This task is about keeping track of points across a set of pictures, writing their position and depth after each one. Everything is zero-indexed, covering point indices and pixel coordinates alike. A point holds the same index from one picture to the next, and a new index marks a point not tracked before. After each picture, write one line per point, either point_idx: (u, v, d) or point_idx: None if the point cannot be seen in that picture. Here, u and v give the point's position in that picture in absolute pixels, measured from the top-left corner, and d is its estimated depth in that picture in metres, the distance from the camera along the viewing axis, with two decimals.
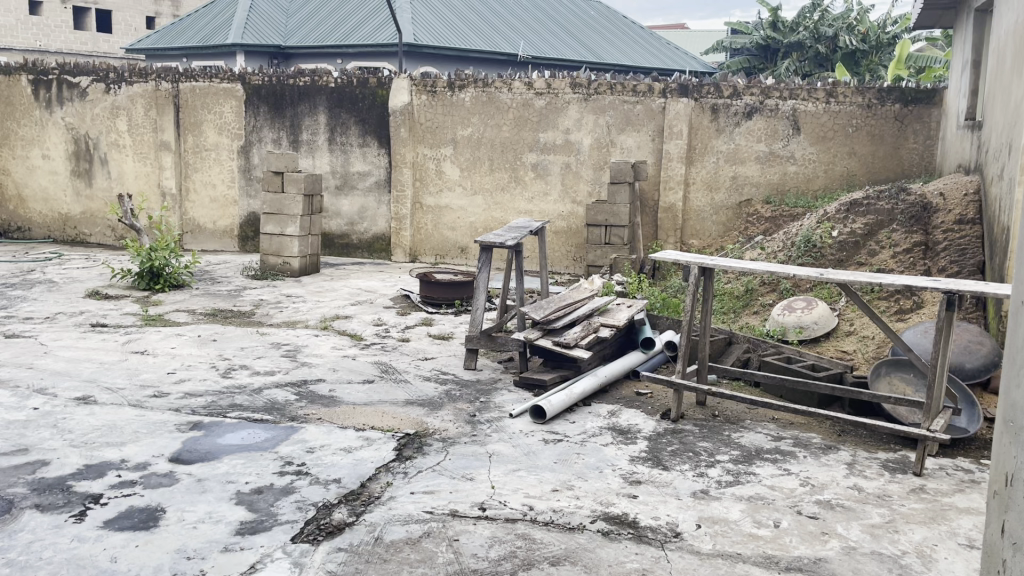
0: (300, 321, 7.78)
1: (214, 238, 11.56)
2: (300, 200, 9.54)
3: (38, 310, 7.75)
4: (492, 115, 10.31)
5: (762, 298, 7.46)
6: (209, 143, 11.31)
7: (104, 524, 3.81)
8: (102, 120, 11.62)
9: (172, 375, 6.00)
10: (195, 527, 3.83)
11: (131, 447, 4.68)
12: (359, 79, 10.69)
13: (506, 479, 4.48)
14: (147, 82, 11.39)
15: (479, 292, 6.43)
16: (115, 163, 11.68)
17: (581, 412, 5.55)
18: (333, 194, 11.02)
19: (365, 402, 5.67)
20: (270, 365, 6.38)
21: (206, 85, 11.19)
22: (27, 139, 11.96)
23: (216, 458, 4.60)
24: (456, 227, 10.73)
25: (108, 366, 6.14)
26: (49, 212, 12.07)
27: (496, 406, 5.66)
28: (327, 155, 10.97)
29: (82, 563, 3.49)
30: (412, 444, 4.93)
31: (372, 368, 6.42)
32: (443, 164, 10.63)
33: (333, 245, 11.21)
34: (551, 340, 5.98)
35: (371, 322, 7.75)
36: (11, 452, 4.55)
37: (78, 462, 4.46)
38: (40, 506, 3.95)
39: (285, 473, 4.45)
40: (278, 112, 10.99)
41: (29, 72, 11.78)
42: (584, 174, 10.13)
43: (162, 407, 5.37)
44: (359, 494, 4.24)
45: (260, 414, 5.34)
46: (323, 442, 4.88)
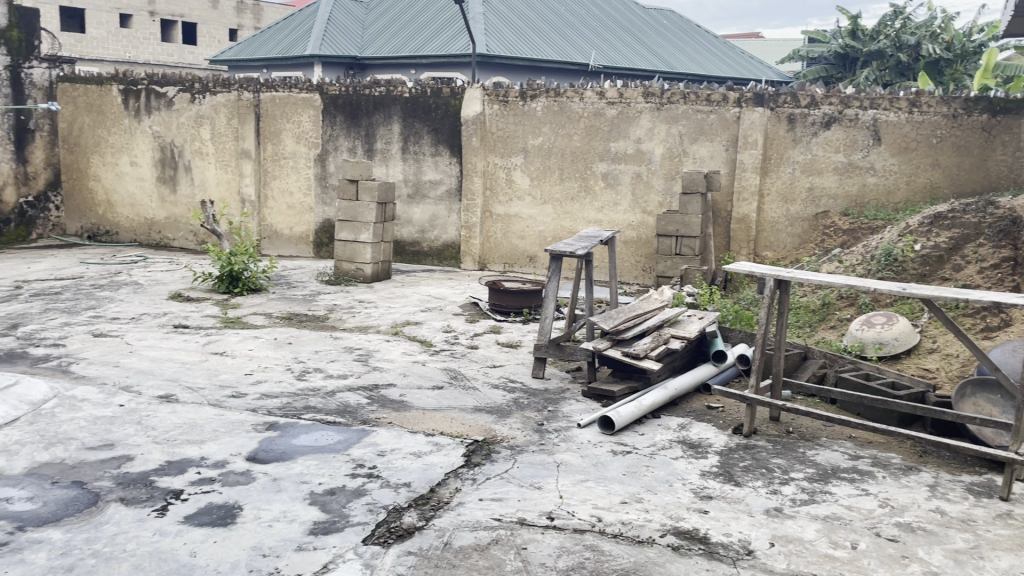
0: (372, 326, 7.91)
1: (290, 243, 11.85)
2: (374, 208, 9.69)
3: (123, 311, 8.06)
4: (563, 124, 10.34)
5: (840, 312, 7.27)
6: (287, 151, 11.61)
7: (183, 519, 3.93)
8: (187, 128, 12.06)
9: (250, 377, 6.17)
10: (270, 525, 3.93)
11: (210, 445, 4.82)
12: (433, 89, 10.82)
13: (574, 489, 4.46)
14: (230, 92, 11.77)
15: (549, 301, 6.41)
16: (198, 170, 12.11)
17: (650, 425, 5.49)
18: (405, 202, 11.19)
19: (435, 408, 5.73)
20: (342, 368, 6.51)
21: (286, 95, 11.49)
22: (116, 146, 12.46)
23: (291, 459, 4.70)
24: (525, 236, 10.77)
25: (189, 366, 6.35)
26: (135, 217, 12.55)
27: (564, 416, 5.65)
28: (400, 163, 11.14)
29: (164, 556, 3.61)
30: (479, 451, 4.95)
31: (441, 375, 6.47)
32: (513, 174, 10.70)
33: (404, 253, 11.35)
34: (620, 351, 5.93)
35: (439, 329, 7.82)
36: (98, 447, 4.73)
37: (161, 457, 4.62)
38: (125, 500, 4.11)
39: (357, 475, 4.52)
40: (353, 122, 11.21)
41: (120, 82, 12.30)
42: (655, 184, 10.03)
43: (240, 407, 5.52)
44: (428, 498, 4.29)
45: (332, 416, 5.44)
46: (394, 446, 4.95)
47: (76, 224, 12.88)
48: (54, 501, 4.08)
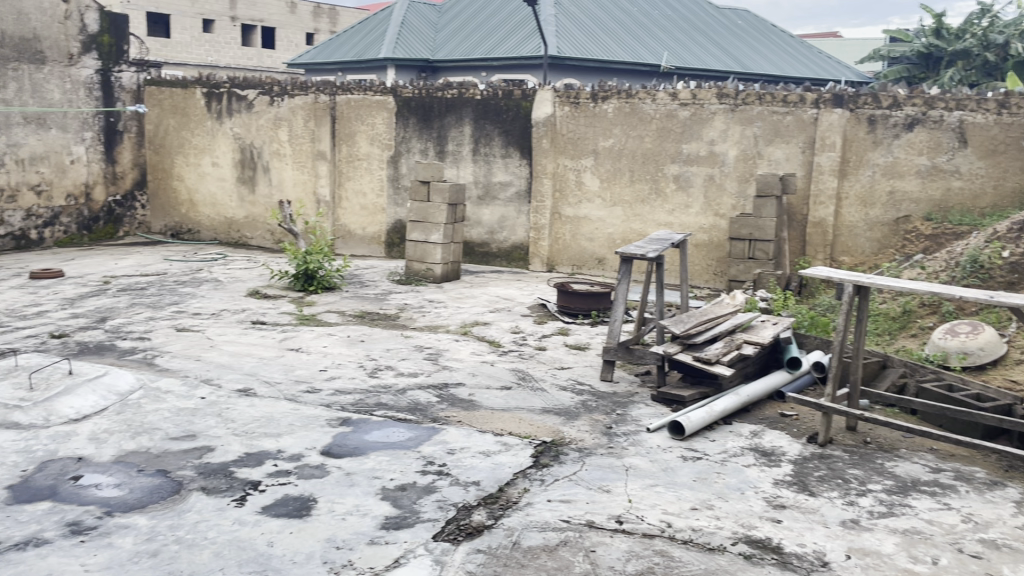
0: (442, 325, 8.00)
1: (363, 243, 12.06)
2: (445, 209, 9.79)
3: (205, 307, 8.34)
4: (635, 126, 10.27)
5: (921, 320, 7.05)
6: (362, 152, 11.82)
7: (261, 510, 4.05)
8: (266, 130, 12.40)
9: (323, 373, 6.32)
10: (343, 518, 4.01)
11: (286, 439, 4.95)
12: (504, 92, 10.88)
13: (644, 494, 4.42)
14: (307, 95, 12.06)
15: (618, 304, 6.38)
16: (276, 172, 12.44)
17: (721, 431, 5.41)
18: (474, 203, 11.26)
19: (504, 408, 5.76)
20: (413, 367, 6.60)
21: (361, 98, 11.71)
22: (199, 147, 12.89)
23: (363, 454, 4.79)
24: (594, 237, 10.72)
25: (266, 361, 6.53)
26: (216, 216, 12.96)
27: (633, 419, 5.60)
28: (470, 165, 11.23)
29: (242, 545, 3.72)
30: (548, 452, 4.96)
31: (510, 375, 6.50)
32: (583, 176, 10.67)
33: (473, 254, 11.43)
34: (691, 355, 5.85)
35: (508, 330, 7.86)
36: (181, 437, 4.91)
37: (240, 449, 4.76)
38: (206, 489, 4.25)
39: (427, 472, 4.58)
40: (426, 124, 11.36)
41: (203, 86, 12.73)
42: (728, 187, 9.88)
43: (314, 402, 5.66)
44: (497, 497, 4.32)
45: (403, 413, 5.53)
46: (463, 444, 4.99)
47: (161, 223, 13.37)
48: (139, 488, 4.25)
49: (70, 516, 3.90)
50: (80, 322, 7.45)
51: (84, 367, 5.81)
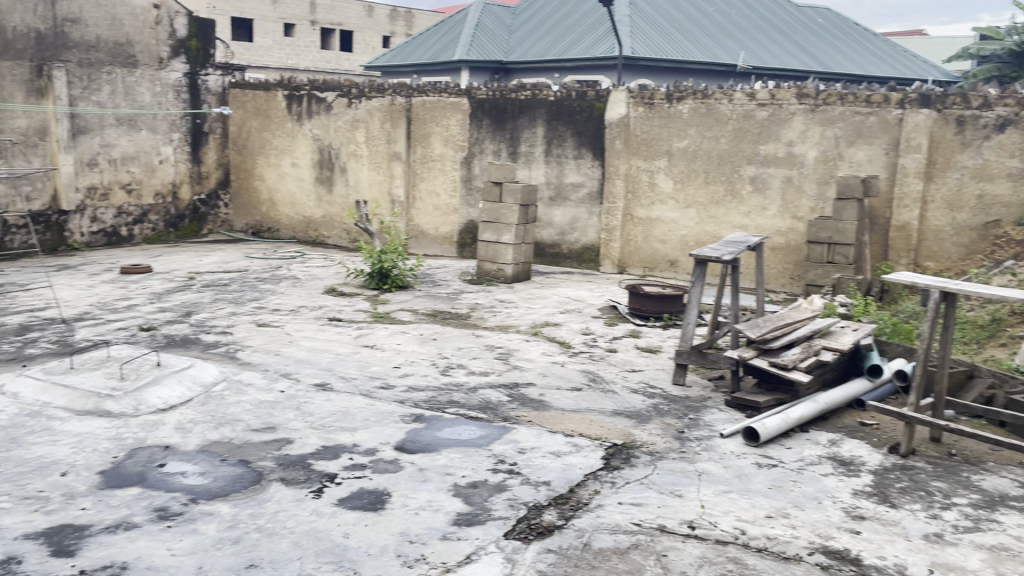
0: (512, 325, 8.04)
1: (435, 243, 12.21)
2: (516, 210, 9.82)
3: (283, 303, 8.57)
4: (711, 127, 10.13)
5: (1012, 329, 6.76)
6: (436, 153, 11.96)
7: (338, 502, 4.15)
8: (344, 131, 12.67)
9: (397, 370, 6.42)
10: (416, 513, 4.07)
11: (361, 433, 5.06)
12: (578, 92, 10.86)
13: (717, 500, 4.36)
14: (384, 96, 12.27)
15: (692, 307, 6.29)
16: (353, 172, 12.71)
17: (798, 439, 5.29)
18: (546, 204, 11.27)
19: (574, 409, 5.75)
20: (484, 366, 6.65)
21: (436, 100, 11.85)
22: (279, 148, 13.25)
23: (436, 451, 4.86)
24: (667, 239, 10.61)
25: (342, 357, 6.67)
26: (295, 215, 13.30)
27: (706, 424, 5.53)
28: (543, 166, 11.24)
29: (319, 535, 3.81)
30: (619, 455, 4.94)
31: (581, 376, 6.49)
32: (656, 177, 10.58)
33: (544, 255, 11.44)
34: (767, 361, 5.74)
35: (579, 331, 7.85)
36: (261, 429, 5.06)
37: (317, 442, 4.88)
38: (285, 480, 4.37)
39: (498, 470, 4.62)
40: (499, 125, 11.43)
41: (284, 88, 13.08)
42: (806, 189, 9.65)
43: (388, 398, 5.76)
44: (568, 498, 4.32)
45: (474, 412, 5.58)
46: (534, 444, 5.01)
47: (242, 221, 13.80)
48: (222, 477, 4.40)
49: (159, 502, 4.06)
50: (167, 316, 7.75)
51: (171, 359, 6.04)
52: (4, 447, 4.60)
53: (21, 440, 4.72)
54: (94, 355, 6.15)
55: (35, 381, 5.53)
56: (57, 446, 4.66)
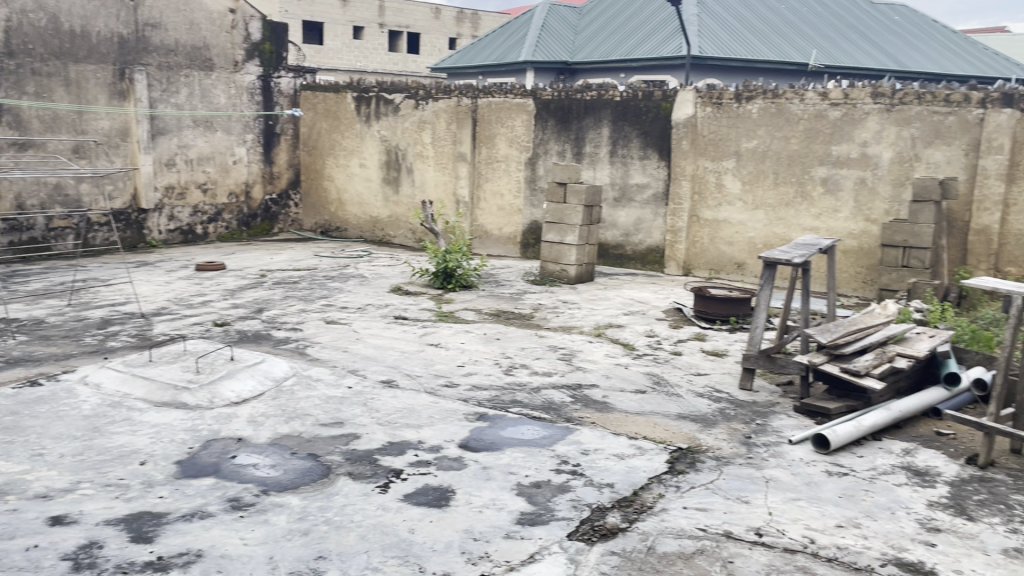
0: (575, 326, 8.02)
1: (499, 243, 12.26)
2: (581, 211, 9.80)
3: (351, 301, 8.72)
4: (780, 127, 9.94)
5: None
6: (501, 154, 12.01)
7: (403, 497, 4.20)
8: (411, 132, 12.84)
9: (461, 368, 6.48)
10: (480, 511, 4.10)
11: (426, 430, 5.12)
12: (644, 92, 10.78)
13: (785, 507, 4.28)
14: (450, 98, 12.39)
15: (761, 310, 6.18)
16: (419, 172, 12.86)
17: (869, 447, 5.15)
18: (610, 205, 11.21)
19: (638, 412, 5.71)
20: (547, 366, 6.66)
21: (501, 101, 11.90)
22: (348, 149, 13.49)
23: (500, 450, 4.88)
24: (734, 242, 10.45)
25: (407, 355, 6.77)
26: (362, 215, 13.52)
27: (774, 430, 5.43)
28: (608, 167, 11.19)
29: (386, 530, 3.87)
30: (684, 459, 4.88)
31: (645, 379, 6.44)
32: (724, 177, 10.42)
33: (608, 256, 11.38)
34: (838, 366, 5.59)
35: (643, 333, 7.79)
36: (329, 423, 5.17)
37: (383, 438, 4.96)
38: (352, 474, 4.45)
39: (561, 471, 4.61)
40: (564, 126, 11.42)
41: (353, 90, 13.31)
42: (880, 191, 9.39)
43: (452, 396, 5.82)
44: (632, 501, 4.29)
45: (538, 412, 5.59)
46: (597, 446, 4.99)
47: (311, 220, 14.09)
48: (292, 470, 4.50)
49: (232, 492, 4.18)
50: (240, 312, 7.97)
51: (244, 354, 6.20)
52: (87, 436, 4.80)
53: (103, 429, 4.91)
54: (171, 348, 6.36)
55: (116, 372, 5.75)
56: (136, 435, 4.84)
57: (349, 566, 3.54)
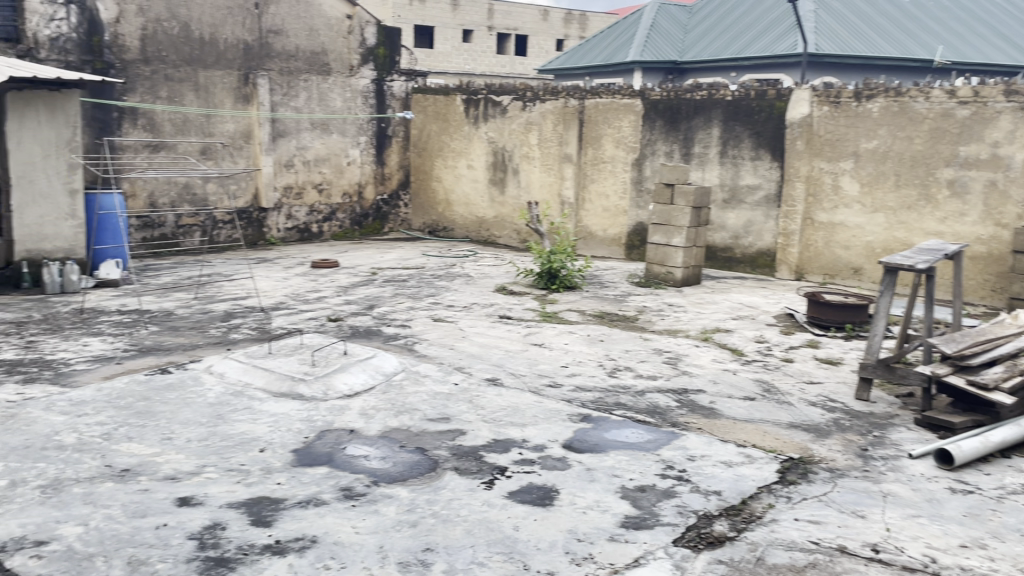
0: (682, 330, 7.89)
1: (603, 244, 12.20)
2: (688, 212, 9.64)
3: (457, 300, 8.86)
4: (903, 127, 9.50)
5: None
6: (607, 155, 11.95)
7: (508, 495, 4.25)
8: (518, 134, 12.94)
9: (565, 369, 6.48)
10: (584, 512, 4.09)
11: (530, 429, 5.15)
12: (758, 91, 10.52)
13: (904, 524, 4.09)
14: (558, 99, 12.42)
15: (880, 317, 5.91)
16: (525, 173, 12.95)
17: (997, 465, 4.85)
18: (719, 207, 10.98)
19: (747, 419, 5.57)
20: (652, 370, 6.58)
21: (609, 102, 11.84)
22: (456, 150, 13.72)
23: (604, 452, 4.86)
24: (850, 246, 10.04)
25: (512, 354, 6.83)
26: (468, 215, 13.73)
27: (892, 443, 5.19)
28: (717, 168, 10.96)
29: (492, 526, 3.91)
30: (795, 469, 4.73)
31: (754, 386, 6.27)
32: (841, 179, 10.04)
33: (715, 258, 11.14)
34: (964, 379, 5.30)
35: (752, 339, 7.59)
36: (436, 419, 5.28)
37: (488, 435, 5.02)
38: (458, 469, 4.53)
39: (667, 476, 4.55)
40: (673, 126, 11.26)
41: (463, 92, 13.53)
42: (1013, 194, 8.82)
43: (557, 396, 5.83)
44: (740, 510, 4.19)
45: (642, 415, 5.54)
46: (704, 452, 4.90)
47: (420, 220, 14.41)
48: (400, 463, 4.62)
49: (344, 481, 4.33)
50: (352, 308, 8.23)
51: (356, 349, 6.39)
52: (212, 422, 5.06)
53: (226, 416, 5.17)
54: (289, 342, 6.64)
55: (238, 362, 6.05)
56: (256, 424, 5.07)
57: (456, 559, 3.61)
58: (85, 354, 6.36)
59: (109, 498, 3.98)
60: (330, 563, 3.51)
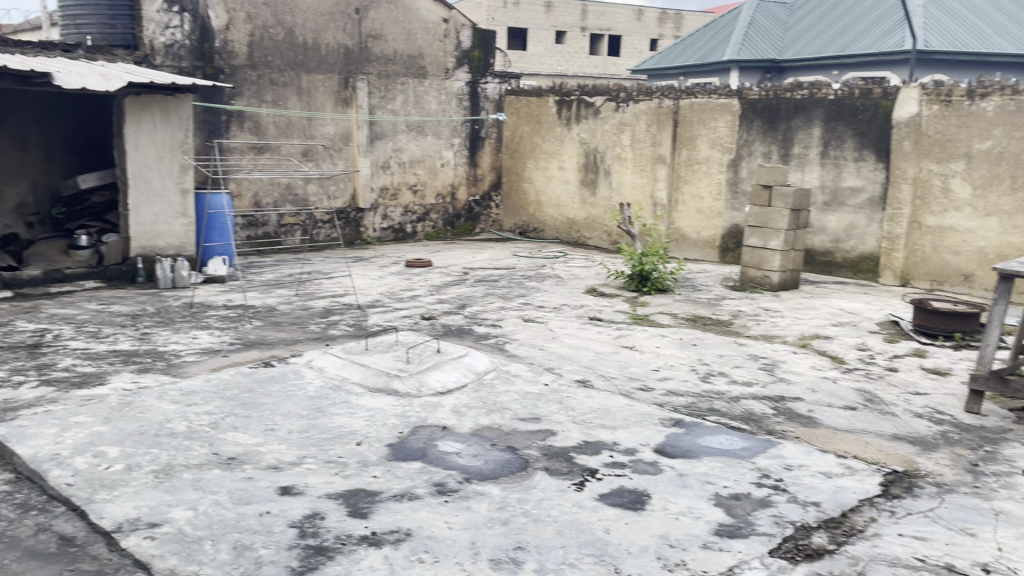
0: (778, 336, 7.68)
1: (697, 247, 12.01)
2: (786, 214, 9.37)
3: (548, 301, 8.88)
4: (1021, 126, 8.98)
5: None
6: (701, 156, 11.74)
7: (598, 497, 4.23)
8: (610, 135, 12.87)
9: (657, 373, 6.41)
10: (676, 518, 4.04)
11: (621, 432, 5.12)
12: (862, 90, 10.16)
13: (1018, 544, 3.87)
14: (652, 99, 12.29)
15: (994, 326, 5.60)
16: (617, 175, 12.87)
17: None
18: (820, 209, 10.64)
19: (847, 429, 5.38)
20: (748, 376, 6.43)
21: (704, 101, 11.64)
22: (548, 152, 13.76)
23: (697, 458, 4.78)
24: (961, 251, 9.56)
25: (603, 356, 6.79)
26: (559, 217, 13.74)
27: (1005, 459, 4.92)
28: (818, 169, 10.63)
29: (582, 527, 3.91)
30: (899, 483, 4.54)
31: (855, 395, 6.05)
32: (951, 181, 9.58)
33: (814, 262, 10.80)
34: None
35: (853, 346, 7.33)
36: (527, 418, 5.30)
37: (579, 437, 5.01)
38: (549, 470, 4.54)
39: (763, 485, 4.44)
40: (771, 126, 10.99)
41: (556, 94, 13.56)
42: None
43: (648, 400, 5.77)
44: (840, 523, 4.05)
45: (737, 422, 5.42)
46: (802, 462, 4.76)
47: (511, 221, 14.53)
48: (492, 461, 4.66)
49: (437, 477, 4.40)
50: (445, 307, 8.35)
51: (448, 347, 6.48)
52: (311, 415, 5.23)
53: (325, 410, 5.33)
54: (384, 339, 6.79)
55: (337, 358, 6.23)
56: (353, 418, 5.21)
57: (547, 559, 3.62)
58: (194, 347, 6.67)
59: (217, 485, 4.17)
60: (423, 557, 3.57)
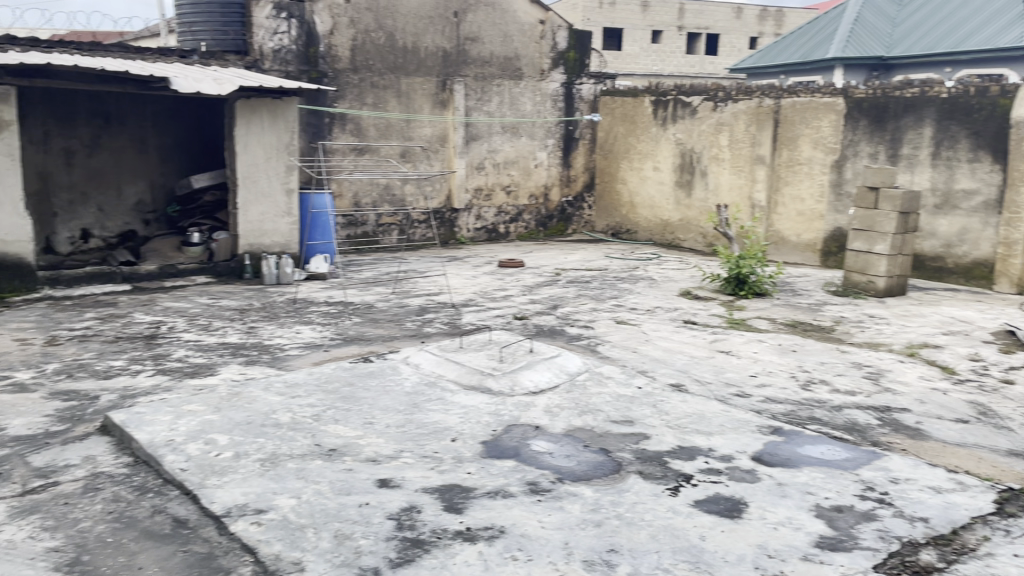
0: (883, 344, 7.39)
1: (796, 250, 11.67)
2: (894, 218, 8.98)
3: (641, 303, 8.81)
4: None
5: None
6: (803, 156, 11.40)
7: (694, 503, 4.17)
8: (707, 135, 12.65)
9: (754, 379, 6.27)
10: (775, 527, 3.94)
11: (717, 438, 5.02)
12: (978, 87, 9.68)
13: None
14: (751, 99, 12.01)
15: None
16: (713, 176, 12.64)
17: None
18: (930, 212, 10.18)
19: (958, 443, 5.13)
20: (850, 384, 6.21)
21: (807, 101, 11.31)
22: (642, 153, 13.63)
23: (797, 467, 4.65)
24: None
25: (698, 360, 6.69)
26: (653, 218, 13.60)
27: None
28: (928, 170, 10.17)
29: (677, 533, 3.86)
30: (1016, 501, 4.30)
31: (967, 408, 5.76)
32: None
33: (923, 268, 10.34)
34: None
35: (965, 356, 6.98)
36: (620, 421, 5.28)
37: (673, 441, 4.95)
38: (643, 473, 4.50)
39: (867, 497, 4.29)
40: (878, 126, 10.58)
41: (652, 94, 13.42)
42: None
43: (745, 406, 5.65)
44: (950, 540, 3.87)
45: (839, 432, 5.25)
46: (910, 476, 4.57)
47: (604, 223, 14.47)
48: (585, 462, 4.66)
49: (531, 476, 4.43)
50: (538, 308, 8.39)
51: (542, 348, 6.50)
52: (408, 410, 5.34)
53: (421, 405, 5.44)
54: (478, 337, 6.88)
55: (432, 355, 6.35)
56: (448, 414, 5.30)
57: (641, 563, 3.59)
58: (297, 341, 6.92)
59: (319, 475, 4.31)
60: (517, 555, 3.60)
